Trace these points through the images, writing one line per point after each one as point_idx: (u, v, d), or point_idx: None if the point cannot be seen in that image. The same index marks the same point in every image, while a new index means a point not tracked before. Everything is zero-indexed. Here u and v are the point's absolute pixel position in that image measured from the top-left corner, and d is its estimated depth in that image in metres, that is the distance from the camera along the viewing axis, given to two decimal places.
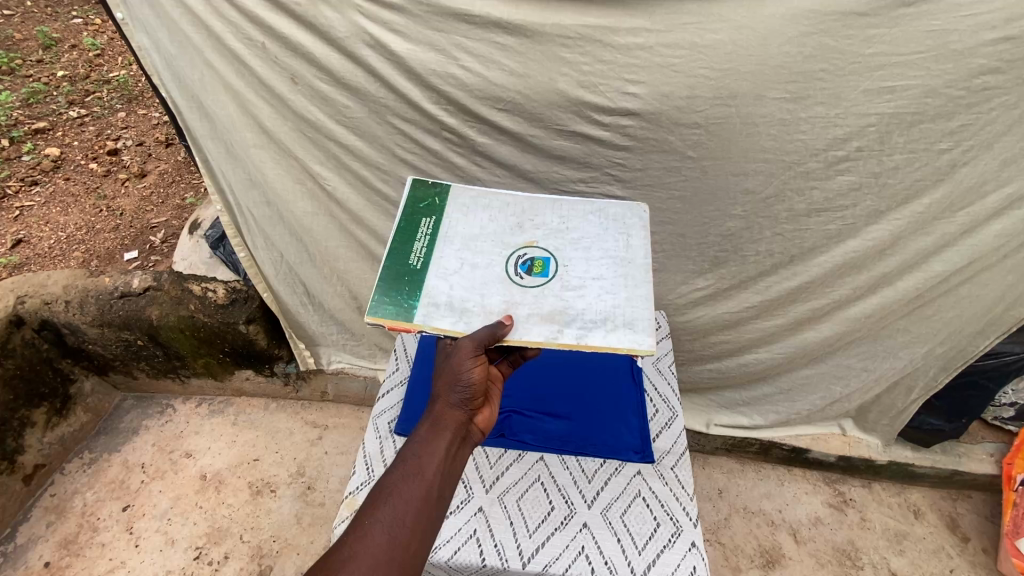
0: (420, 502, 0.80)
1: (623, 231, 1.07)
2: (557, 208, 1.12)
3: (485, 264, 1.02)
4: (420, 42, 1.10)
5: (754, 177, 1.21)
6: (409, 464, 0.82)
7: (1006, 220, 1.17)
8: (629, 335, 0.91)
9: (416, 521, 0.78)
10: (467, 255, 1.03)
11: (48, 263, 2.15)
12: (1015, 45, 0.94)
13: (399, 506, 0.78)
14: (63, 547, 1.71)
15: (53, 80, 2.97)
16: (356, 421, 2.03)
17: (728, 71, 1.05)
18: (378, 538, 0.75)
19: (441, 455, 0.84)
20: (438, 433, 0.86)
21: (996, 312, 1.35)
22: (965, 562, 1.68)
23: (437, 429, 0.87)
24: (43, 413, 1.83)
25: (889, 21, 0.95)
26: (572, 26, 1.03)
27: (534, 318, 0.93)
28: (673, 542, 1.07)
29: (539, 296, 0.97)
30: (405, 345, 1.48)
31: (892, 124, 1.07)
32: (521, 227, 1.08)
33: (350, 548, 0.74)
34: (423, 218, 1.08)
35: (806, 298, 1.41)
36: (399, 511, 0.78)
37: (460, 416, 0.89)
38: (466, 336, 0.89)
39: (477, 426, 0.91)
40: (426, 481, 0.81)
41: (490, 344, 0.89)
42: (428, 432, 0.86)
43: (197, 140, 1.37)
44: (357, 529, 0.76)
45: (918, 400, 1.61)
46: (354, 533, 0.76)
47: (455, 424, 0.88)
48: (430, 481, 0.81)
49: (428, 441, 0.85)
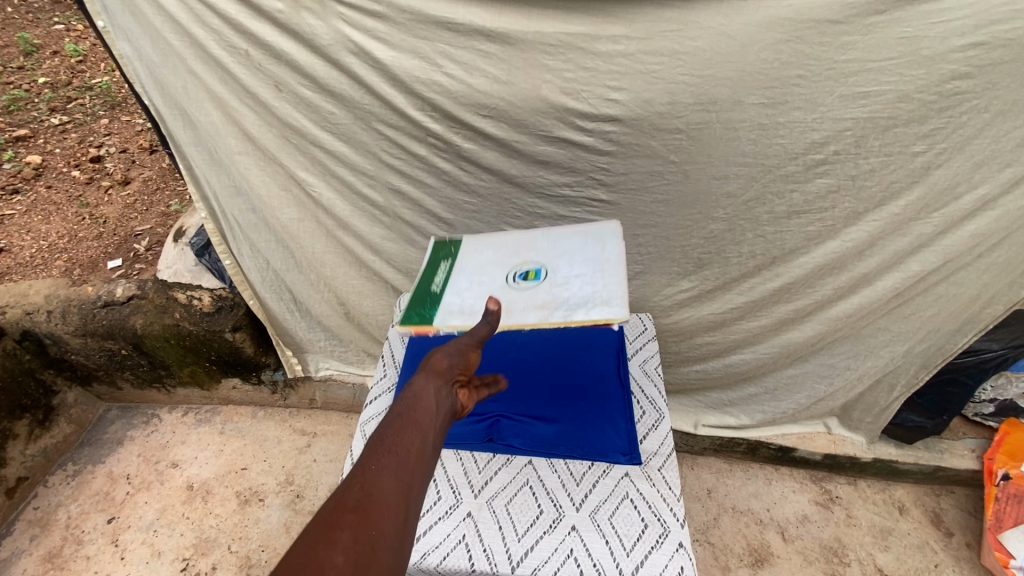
0: (426, 445, 0.73)
1: (602, 240, 1.10)
2: (545, 235, 1.15)
3: (487, 280, 1.07)
4: (403, 49, 1.11)
5: (735, 180, 1.22)
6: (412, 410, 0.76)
7: (981, 220, 1.20)
8: (603, 310, 0.92)
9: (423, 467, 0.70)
10: (469, 278, 1.08)
11: (30, 272, 2.13)
12: (985, 51, 0.97)
13: (408, 448, 0.70)
14: (46, 560, 1.68)
15: (35, 88, 2.95)
16: (345, 428, 2.02)
17: (707, 77, 1.07)
18: (391, 479, 0.65)
19: (443, 406, 0.80)
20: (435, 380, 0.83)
21: (973, 310, 1.38)
22: (949, 557, 1.70)
23: (435, 379, 0.83)
24: (26, 425, 1.81)
25: (862, 28, 0.97)
26: (553, 33, 1.05)
27: (526, 310, 0.98)
28: (661, 543, 1.07)
29: (531, 293, 1.00)
30: (393, 351, 1.43)
31: (867, 128, 1.10)
32: (516, 254, 1.12)
33: (365, 488, 0.63)
34: (441, 262, 1.15)
35: (789, 299, 1.43)
36: (407, 451, 0.70)
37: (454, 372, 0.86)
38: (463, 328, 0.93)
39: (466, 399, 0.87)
40: (431, 430, 0.75)
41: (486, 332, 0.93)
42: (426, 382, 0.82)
43: (180, 148, 1.36)
44: (368, 469, 0.66)
45: (900, 397, 1.64)
46: (365, 476, 0.65)
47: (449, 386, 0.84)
48: (434, 428, 0.76)
49: (428, 388, 0.81)
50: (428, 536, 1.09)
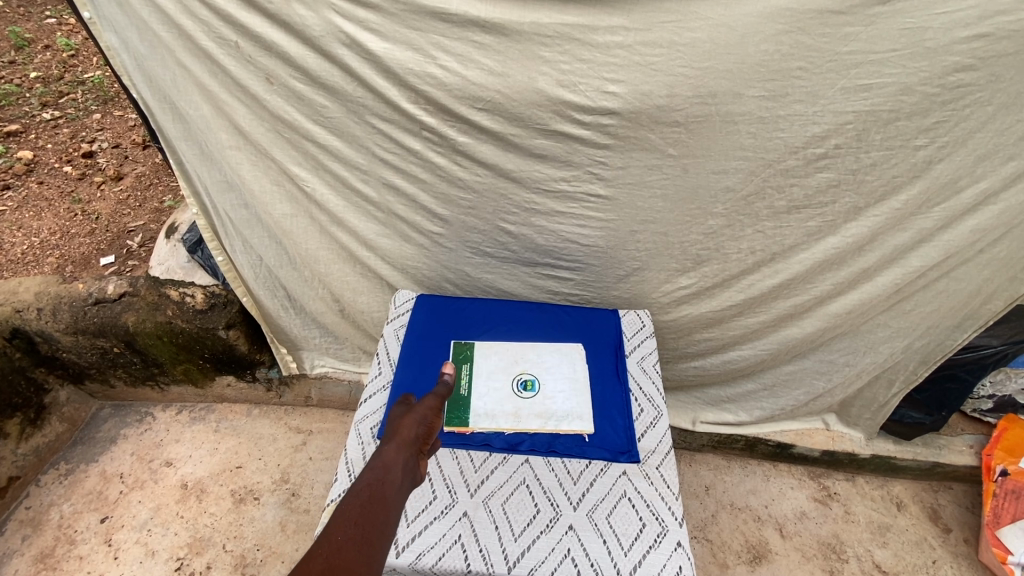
0: (387, 523, 0.74)
1: (571, 359, 1.33)
2: (532, 347, 1.35)
3: (498, 385, 1.27)
4: (397, 41, 1.10)
5: (735, 175, 1.20)
6: (374, 484, 0.78)
7: (982, 215, 1.19)
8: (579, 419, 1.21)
9: (383, 543, 0.71)
10: (484, 381, 1.27)
11: (21, 268, 2.08)
12: (989, 42, 0.96)
13: (367, 524, 0.72)
14: (38, 560, 1.64)
15: (26, 82, 2.90)
16: (341, 426, 2.00)
17: (707, 69, 1.05)
18: (351, 556, 0.66)
19: (405, 482, 0.82)
20: (398, 455, 0.85)
21: (973, 306, 1.37)
22: (948, 553, 1.69)
23: (398, 453, 0.86)
24: (17, 424, 1.78)
25: (865, 18, 0.96)
26: (550, 24, 1.03)
27: (526, 419, 1.21)
28: (659, 542, 1.06)
29: (530, 402, 1.24)
30: (387, 348, 1.41)
31: (869, 121, 1.08)
32: (516, 362, 1.32)
33: (325, 562, 0.63)
34: (463, 365, 1.31)
35: (788, 295, 1.42)
36: (368, 527, 0.71)
37: (416, 451, 0.89)
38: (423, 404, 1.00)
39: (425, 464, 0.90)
40: (392, 506, 0.77)
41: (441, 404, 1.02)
42: (389, 457, 0.85)
43: (170, 142, 1.33)
44: (329, 543, 0.66)
45: (899, 394, 1.63)
46: (325, 549, 0.65)
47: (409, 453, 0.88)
48: (395, 503, 0.78)
49: (390, 461, 0.83)
50: (424, 535, 1.07)
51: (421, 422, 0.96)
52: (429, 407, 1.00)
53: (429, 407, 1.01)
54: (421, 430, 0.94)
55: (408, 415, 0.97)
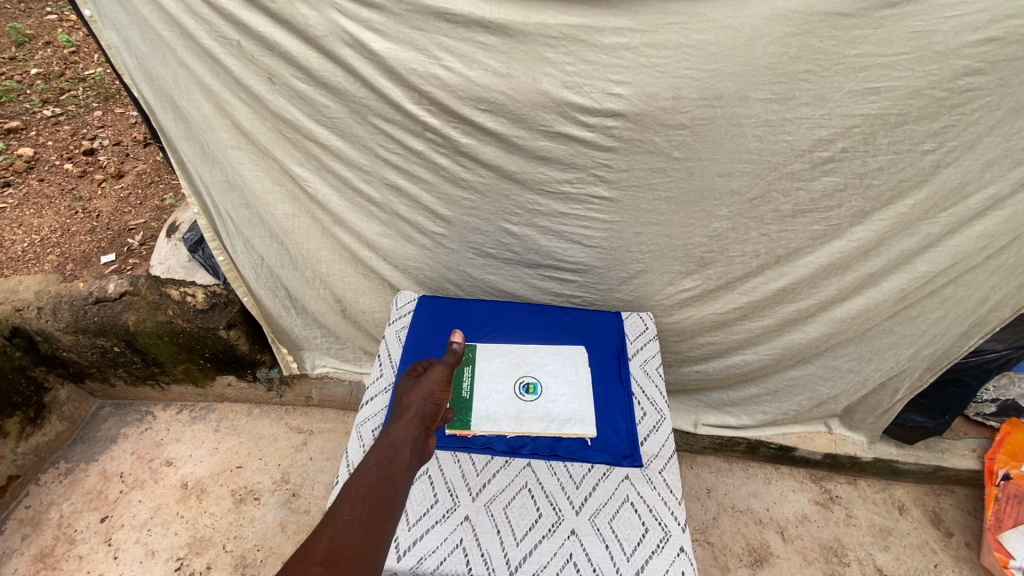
0: (393, 498, 0.82)
1: (574, 361, 1.33)
2: (533, 349, 1.35)
3: (500, 388, 1.26)
4: (401, 41, 1.09)
5: (740, 178, 1.20)
6: (381, 465, 0.86)
7: (989, 220, 1.18)
8: (583, 423, 1.21)
9: (389, 519, 0.79)
10: (485, 384, 1.27)
11: (22, 266, 2.07)
12: (998, 46, 0.95)
13: (374, 503, 0.79)
14: (38, 560, 1.64)
15: (26, 79, 2.90)
16: (342, 426, 2.00)
17: (713, 72, 1.04)
18: (357, 532, 0.74)
19: (412, 459, 0.90)
20: (406, 435, 0.93)
21: (981, 312, 1.36)
22: (949, 558, 1.68)
23: (406, 435, 0.93)
24: (16, 422, 1.78)
25: (874, 21, 0.95)
26: (555, 25, 1.03)
27: (528, 422, 1.21)
28: (662, 548, 1.05)
29: (531, 405, 1.24)
30: (390, 351, 1.40)
31: (876, 124, 1.07)
32: (518, 364, 1.31)
33: (331, 541, 0.71)
34: (464, 366, 1.30)
35: (792, 299, 1.41)
36: (375, 505, 0.79)
37: (423, 428, 0.97)
38: (428, 384, 1.07)
39: (431, 443, 0.98)
40: (398, 484, 0.85)
41: (445, 382, 1.09)
42: (396, 437, 0.92)
43: (172, 141, 1.32)
44: (335, 522, 0.74)
45: (903, 399, 1.62)
46: (332, 530, 0.73)
47: (414, 434, 0.95)
48: (401, 479, 0.86)
49: (397, 444, 0.90)
50: (424, 540, 1.06)
51: (427, 399, 1.03)
52: (436, 381, 1.08)
53: (436, 383, 1.08)
54: (427, 407, 1.01)
55: (416, 392, 1.05)
